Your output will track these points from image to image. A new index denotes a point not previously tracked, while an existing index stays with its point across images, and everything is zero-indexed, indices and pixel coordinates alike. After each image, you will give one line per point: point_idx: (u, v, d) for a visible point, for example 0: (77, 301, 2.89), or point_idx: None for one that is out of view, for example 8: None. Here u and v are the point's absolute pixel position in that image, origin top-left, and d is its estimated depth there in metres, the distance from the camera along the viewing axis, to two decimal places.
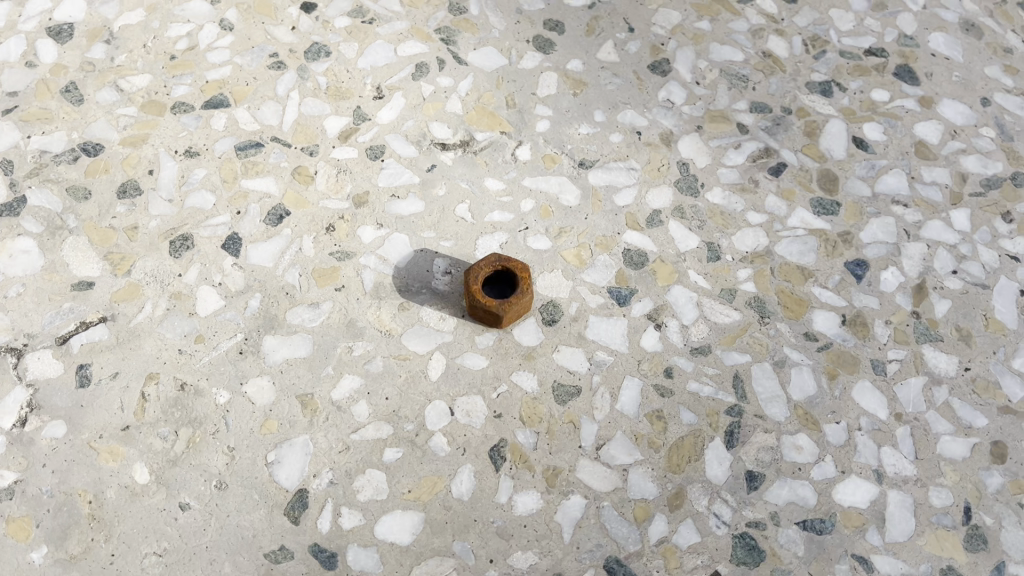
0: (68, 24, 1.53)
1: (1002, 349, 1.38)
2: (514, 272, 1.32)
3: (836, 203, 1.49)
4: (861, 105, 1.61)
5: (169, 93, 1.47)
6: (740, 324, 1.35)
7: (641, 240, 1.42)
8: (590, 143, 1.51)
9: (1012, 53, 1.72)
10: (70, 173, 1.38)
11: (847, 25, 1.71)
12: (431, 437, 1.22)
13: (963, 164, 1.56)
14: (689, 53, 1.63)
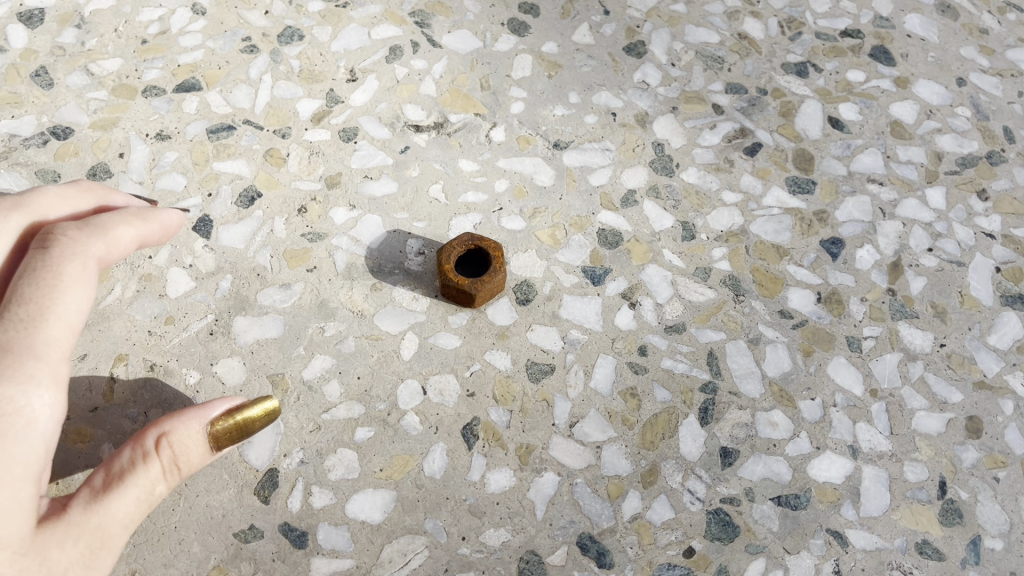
0: (39, 9, 1.52)
1: (977, 325, 1.38)
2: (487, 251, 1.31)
3: (812, 182, 1.49)
4: (837, 85, 1.61)
5: (141, 77, 1.46)
6: (714, 302, 1.35)
7: (615, 220, 1.41)
8: (565, 124, 1.50)
9: (988, 34, 1.72)
10: (39, 157, 1.37)
11: (823, 7, 1.71)
12: (404, 417, 1.21)
13: (939, 143, 1.56)
14: (665, 35, 1.63)
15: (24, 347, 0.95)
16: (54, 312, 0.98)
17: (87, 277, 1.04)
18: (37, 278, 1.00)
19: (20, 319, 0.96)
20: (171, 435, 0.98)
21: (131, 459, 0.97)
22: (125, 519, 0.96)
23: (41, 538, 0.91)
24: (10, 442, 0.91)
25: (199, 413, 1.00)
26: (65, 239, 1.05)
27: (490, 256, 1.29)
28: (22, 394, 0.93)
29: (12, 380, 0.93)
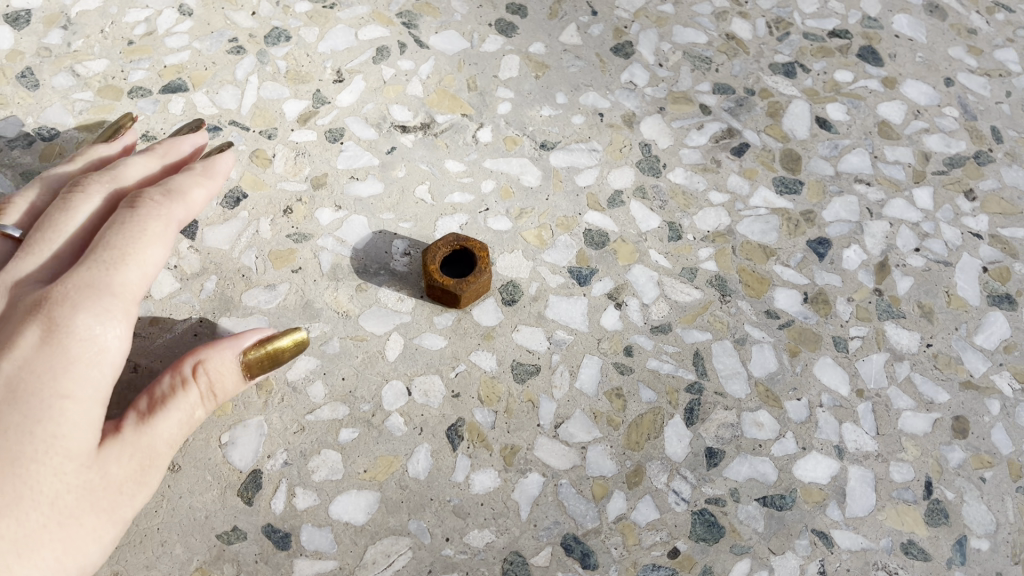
0: (26, 10, 1.52)
1: (964, 325, 1.38)
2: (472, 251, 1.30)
3: (799, 182, 1.49)
4: (825, 86, 1.61)
5: (127, 78, 1.46)
6: (701, 302, 1.35)
7: (602, 220, 1.41)
8: (552, 125, 1.50)
9: (976, 34, 1.72)
10: (24, 158, 1.37)
11: (811, 8, 1.71)
12: (388, 417, 1.21)
13: (926, 143, 1.56)
14: (652, 35, 1.63)
15: (107, 284, 1.08)
16: (134, 257, 1.12)
17: (167, 236, 1.17)
18: (127, 229, 1.13)
19: (105, 260, 1.10)
20: (207, 363, 1.07)
21: (171, 386, 1.07)
22: (169, 438, 1.06)
23: (102, 453, 1.00)
24: (81, 366, 1.02)
25: (232, 342, 1.08)
26: (151, 201, 1.18)
27: (475, 256, 1.29)
28: (96, 325, 1.05)
29: (89, 312, 1.05)
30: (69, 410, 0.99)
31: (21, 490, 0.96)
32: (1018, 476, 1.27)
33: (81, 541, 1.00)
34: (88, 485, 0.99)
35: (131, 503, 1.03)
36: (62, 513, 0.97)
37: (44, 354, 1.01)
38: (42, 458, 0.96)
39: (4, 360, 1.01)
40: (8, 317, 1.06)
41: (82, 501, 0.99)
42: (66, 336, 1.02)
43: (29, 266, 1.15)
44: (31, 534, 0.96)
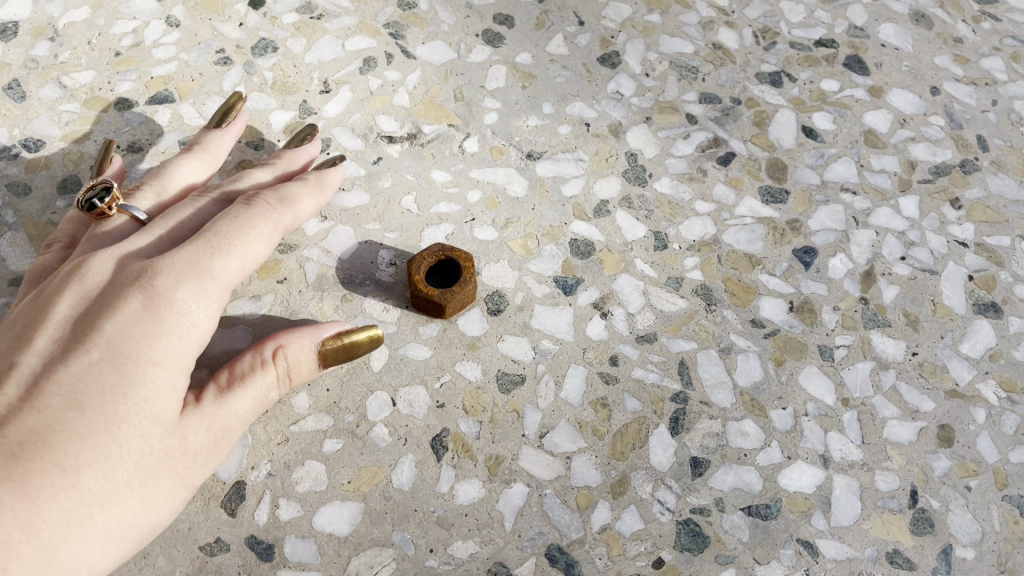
0: (13, 22, 1.53)
1: (950, 333, 1.38)
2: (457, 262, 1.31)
3: (785, 191, 1.49)
4: (811, 95, 1.61)
5: (113, 89, 1.46)
6: (686, 312, 1.35)
7: (588, 230, 1.41)
8: (538, 135, 1.50)
9: (962, 43, 1.73)
10: (10, 170, 1.37)
11: (797, 17, 1.72)
12: (372, 428, 1.21)
13: (912, 152, 1.56)
14: (639, 45, 1.63)
15: (210, 267, 1.11)
16: (237, 249, 1.15)
17: (270, 237, 1.20)
18: (236, 224, 1.17)
19: (210, 245, 1.13)
20: (287, 347, 1.10)
21: (251, 365, 1.09)
22: (243, 415, 1.08)
23: (185, 421, 1.03)
24: (175, 338, 1.05)
25: (311, 330, 1.11)
26: (265, 203, 1.22)
27: (461, 266, 1.29)
28: (193, 301, 1.08)
29: (189, 289, 1.08)
30: (160, 376, 1.02)
31: (109, 448, 0.98)
32: (1004, 484, 1.27)
33: (156, 505, 1.02)
34: (169, 449, 1.01)
35: (203, 472, 1.06)
36: (143, 473, 1.00)
37: (143, 321, 1.04)
38: (131, 418, 0.99)
39: (105, 323, 1.04)
40: (110, 284, 1.09)
41: (162, 465, 1.01)
42: (167, 308, 1.06)
43: (141, 244, 1.17)
44: (114, 490, 0.98)
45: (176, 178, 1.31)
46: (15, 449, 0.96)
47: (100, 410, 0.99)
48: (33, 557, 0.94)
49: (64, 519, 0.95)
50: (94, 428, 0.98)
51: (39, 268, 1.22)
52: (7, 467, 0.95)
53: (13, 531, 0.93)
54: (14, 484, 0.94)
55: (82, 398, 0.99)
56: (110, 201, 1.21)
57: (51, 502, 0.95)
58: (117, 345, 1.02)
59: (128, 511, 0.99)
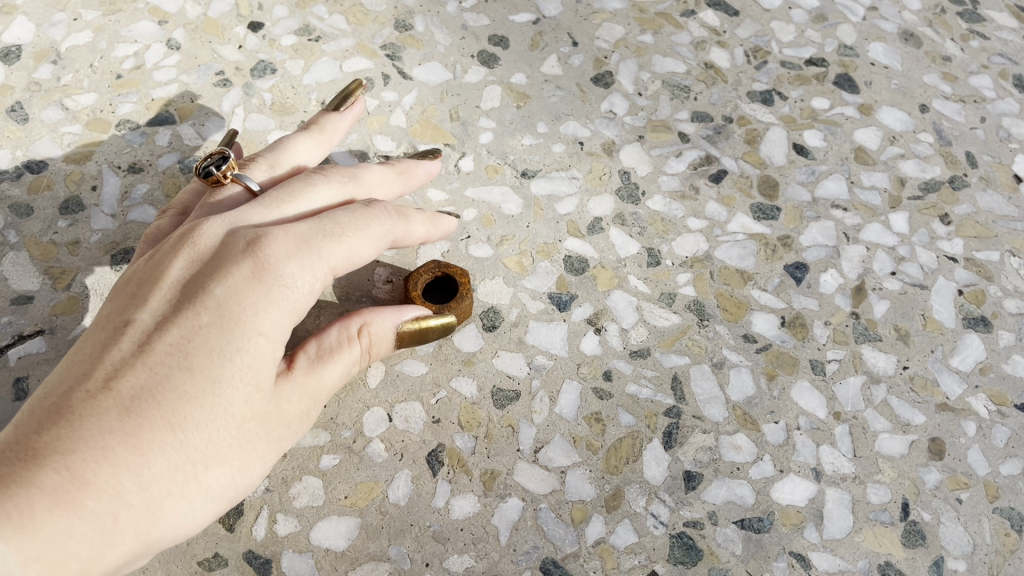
0: (16, 46, 1.56)
1: (940, 347, 1.39)
2: (454, 278, 1.33)
3: (776, 208, 1.51)
4: (802, 113, 1.63)
5: (115, 111, 1.49)
6: (679, 327, 1.37)
7: (582, 247, 1.43)
8: (533, 154, 1.53)
9: (951, 61, 1.75)
10: (13, 192, 1.40)
11: (788, 37, 1.74)
12: (369, 443, 1.23)
13: (902, 168, 1.58)
14: (632, 65, 1.66)
15: (321, 249, 1.14)
16: (348, 238, 1.17)
17: (380, 238, 1.22)
18: (352, 216, 1.19)
19: (323, 229, 1.15)
20: (371, 325, 1.15)
21: (340, 339, 1.14)
22: (331, 386, 1.13)
23: (279, 388, 1.06)
24: (281, 309, 1.07)
25: (394, 311, 1.18)
26: (384, 210, 1.24)
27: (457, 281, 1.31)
28: (300, 277, 1.10)
29: (300, 265, 1.11)
30: (263, 343, 1.04)
31: (215, 408, 1.00)
32: (995, 497, 1.28)
33: (249, 467, 1.05)
34: (267, 415, 1.04)
35: (290, 438, 1.10)
36: (243, 435, 1.02)
37: (251, 287, 1.06)
38: (235, 379, 1.01)
39: (215, 287, 1.07)
40: (220, 251, 1.12)
41: (260, 428, 1.04)
42: (276, 280, 1.08)
43: (256, 215, 1.19)
44: (215, 449, 1.00)
45: (291, 153, 1.37)
46: (127, 403, 0.97)
47: (208, 370, 1.00)
48: (141, 508, 0.95)
49: (171, 475, 0.97)
50: (202, 389, 1.00)
51: (155, 230, 1.25)
52: (119, 419, 0.96)
53: (125, 482, 0.93)
54: (127, 436, 0.95)
55: (192, 358, 1.01)
56: (225, 169, 1.27)
57: (160, 455, 0.96)
58: (227, 308, 1.04)
59: (226, 471, 1.02)
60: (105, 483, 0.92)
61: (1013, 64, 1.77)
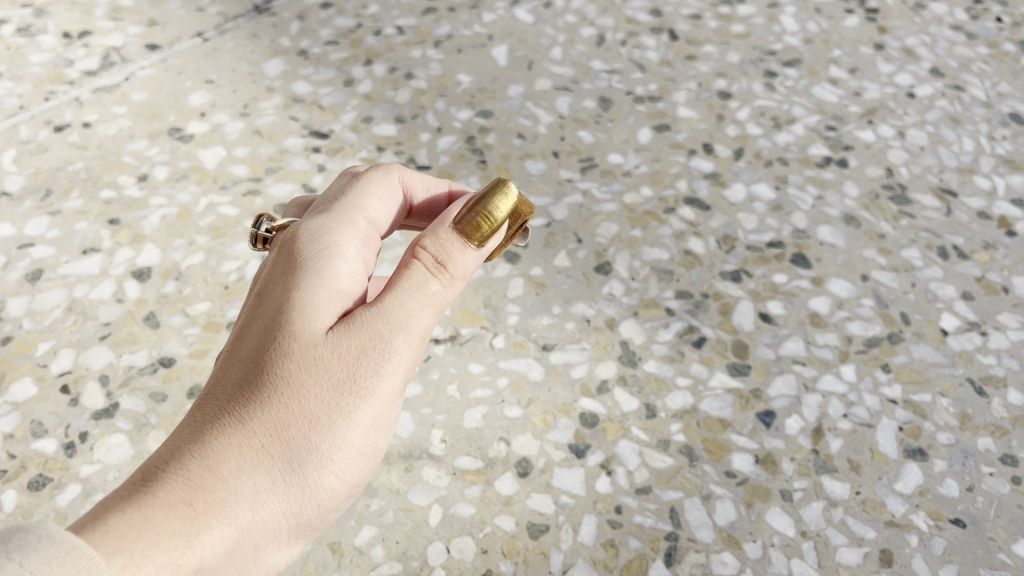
0: (147, 267, 2.00)
1: (886, 475, 1.73)
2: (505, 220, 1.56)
3: (748, 366, 1.89)
4: (765, 286, 2.03)
5: (225, 315, 1.92)
6: (673, 467, 1.72)
7: (593, 404, 1.81)
8: (551, 330, 1.93)
9: (886, 237, 2.15)
10: (151, 382, 1.80)
11: (751, 224, 2.16)
12: (433, 571, 1.58)
13: (849, 328, 1.96)
14: (626, 255, 2.08)
15: (336, 211, 1.37)
16: (353, 194, 1.40)
17: (382, 179, 1.45)
18: (350, 182, 1.44)
19: (331, 203, 1.40)
20: (422, 243, 1.26)
21: (400, 271, 1.24)
22: (403, 305, 1.21)
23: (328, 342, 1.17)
24: (315, 271, 1.24)
25: (438, 222, 1.28)
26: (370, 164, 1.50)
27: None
28: (321, 236, 1.30)
29: (318, 225, 1.32)
30: (297, 314, 1.19)
31: (265, 388, 1.14)
32: None
33: (327, 423, 1.14)
34: (319, 369, 1.15)
35: (370, 381, 1.17)
36: (300, 396, 1.14)
37: (282, 277, 1.25)
38: (280, 357, 1.16)
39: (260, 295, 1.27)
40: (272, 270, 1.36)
41: (317, 387, 1.15)
42: (300, 244, 1.28)
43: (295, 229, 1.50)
44: (277, 420, 1.13)
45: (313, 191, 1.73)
46: (195, 414, 1.14)
47: (255, 362, 1.17)
48: (214, 489, 1.06)
49: (238, 455, 1.10)
50: (252, 380, 1.15)
51: None
52: (187, 427, 1.12)
53: (190, 471, 1.06)
54: (191, 436, 1.10)
55: (243, 362, 1.18)
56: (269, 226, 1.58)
57: (221, 444, 1.10)
58: (266, 299, 1.23)
59: (298, 435, 1.13)
60: (173, 478, 1.05)
61: (937, 237, 2.16)
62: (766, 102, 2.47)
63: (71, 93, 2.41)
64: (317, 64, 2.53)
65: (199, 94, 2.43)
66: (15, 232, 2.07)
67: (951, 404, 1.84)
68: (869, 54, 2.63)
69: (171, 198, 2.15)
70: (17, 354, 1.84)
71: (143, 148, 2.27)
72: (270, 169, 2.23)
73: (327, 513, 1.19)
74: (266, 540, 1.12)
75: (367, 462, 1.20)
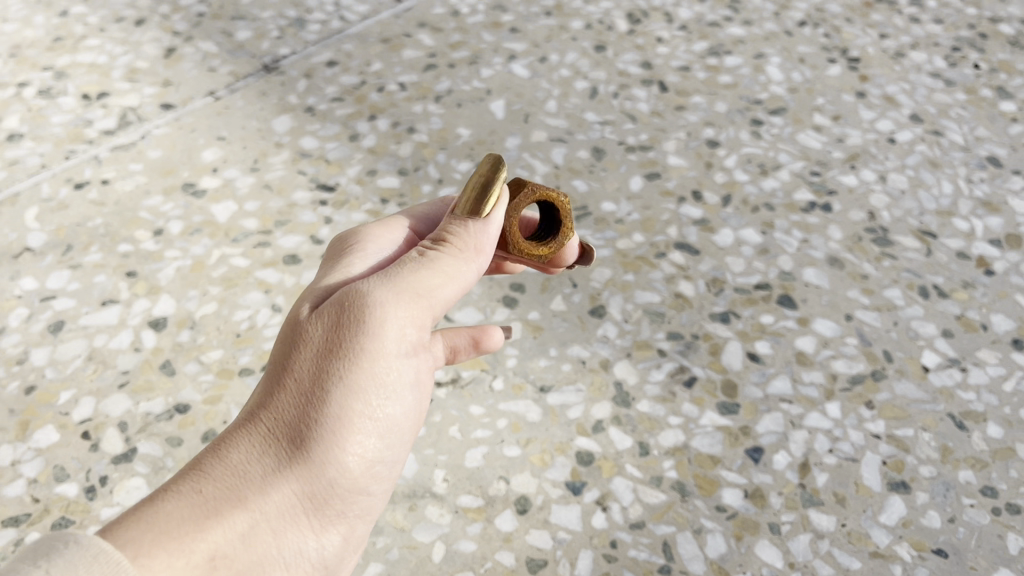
0: (163, 316, 2.11)
1: (871, 507, 1.80)
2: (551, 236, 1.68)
3: (736, 404, 1.97)
4: (753, 327, 2.12)
5: (237, 362, 2.01)
6: (665, 503, 1.80)
7: (589, 443, 1.90)
8: (548, 372, 2.02)
9: (868, 278, 2.24)
10: (167, 428, 1.89)
11: (739, 267, 2.26)
12: None
13: (834, 366, 2.05)
14: (619, 299, 2.18)
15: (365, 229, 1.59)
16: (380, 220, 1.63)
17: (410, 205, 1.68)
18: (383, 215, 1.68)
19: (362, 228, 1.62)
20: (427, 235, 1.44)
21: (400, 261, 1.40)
22: (394, 284, 1.34)
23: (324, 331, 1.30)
24: (332, 279, 1.43)
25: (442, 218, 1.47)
26: None
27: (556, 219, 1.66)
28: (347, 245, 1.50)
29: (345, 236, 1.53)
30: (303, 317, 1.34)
31: (272, 383, 1.28)
32: None
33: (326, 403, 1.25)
34: (317, 355, 1.28)
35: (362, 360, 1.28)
36: (300, 383, 1.26)
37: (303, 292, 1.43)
38: (285, 355, 1.30)
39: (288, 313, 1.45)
40: None
41: (315, 371, 1.27)
42: (329, 259, 1.49)
43: None
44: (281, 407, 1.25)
45: None
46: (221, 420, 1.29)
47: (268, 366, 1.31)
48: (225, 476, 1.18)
49: (247, 444, 1.22)
50: (264, 382, 1.30)
51: None
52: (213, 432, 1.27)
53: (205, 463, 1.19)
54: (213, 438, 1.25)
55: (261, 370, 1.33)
56: None
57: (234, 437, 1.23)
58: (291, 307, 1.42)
59: (300, 417, 1.24)
60: (191, 472, 1.18)
61: (917, 277, 2.25)
62: (752, 150, 2.58)
63: (90, 152, 2.53)
64: (323, 119, 2.66)
65: (211, 151, 2.55)
66: (37, 285, 2.18)
67: (933, 438, 1.92)
68: (851, 102, 2.75)
69: (185, 250, 2.26)
70: (40, 402, 1.94)
71: (158, 203, 2.39)
72: (279, 221, 2.34)
73: (341, 483, 1.27)
74: (282, 514, 1.21)
75: (371, 436, 1.30)
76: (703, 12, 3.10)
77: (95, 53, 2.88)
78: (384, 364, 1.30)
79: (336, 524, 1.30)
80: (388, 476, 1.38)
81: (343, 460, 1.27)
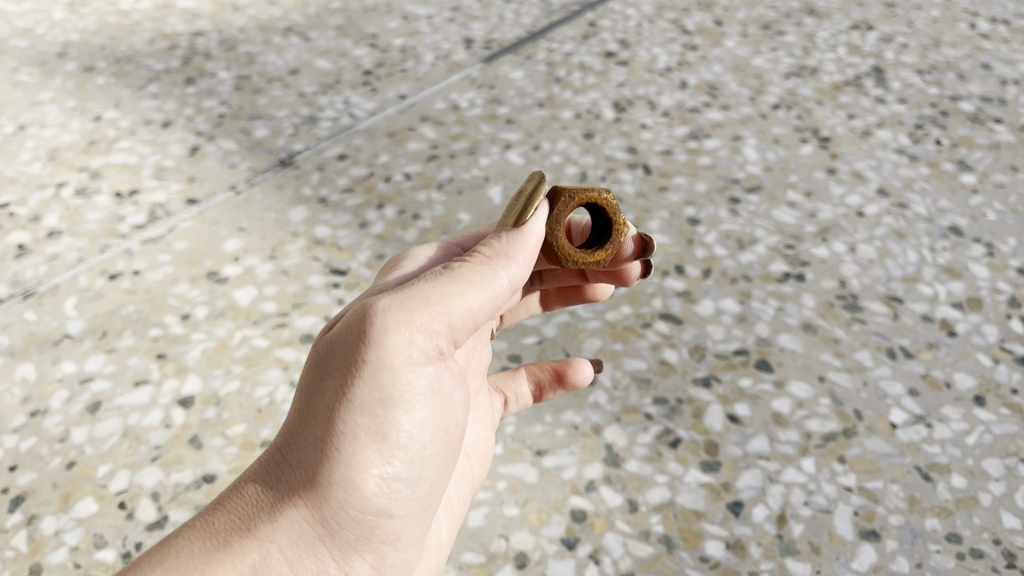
0: (191, 395, 2.30)
1: (844, 555, 1.95)
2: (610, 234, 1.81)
3: (718, 462, 2.13)
4: (733, 390, 2.29)
5: (258, 434, 2.19)
6: (653, 555, 1.95)
7: (582, 502, 2.06)
8: (544, 437, 2.21)
9: (840, 341, 2.42)
10: (196, 497, 2.06)
11: (719, 335, 2.44)
12: None
13: (808, 425, 2.21)
14: (609, 367, 2.36)
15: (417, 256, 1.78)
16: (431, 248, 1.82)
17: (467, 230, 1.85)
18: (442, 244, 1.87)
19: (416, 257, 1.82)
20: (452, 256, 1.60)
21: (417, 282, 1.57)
22: (401, 300, 1.50)
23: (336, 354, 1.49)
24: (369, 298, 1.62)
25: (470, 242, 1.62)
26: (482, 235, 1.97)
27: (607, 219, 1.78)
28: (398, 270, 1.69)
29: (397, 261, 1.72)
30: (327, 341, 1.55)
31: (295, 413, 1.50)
32: None
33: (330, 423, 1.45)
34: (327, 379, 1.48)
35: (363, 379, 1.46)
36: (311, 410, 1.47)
37: None
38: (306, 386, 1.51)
39: None
40: None
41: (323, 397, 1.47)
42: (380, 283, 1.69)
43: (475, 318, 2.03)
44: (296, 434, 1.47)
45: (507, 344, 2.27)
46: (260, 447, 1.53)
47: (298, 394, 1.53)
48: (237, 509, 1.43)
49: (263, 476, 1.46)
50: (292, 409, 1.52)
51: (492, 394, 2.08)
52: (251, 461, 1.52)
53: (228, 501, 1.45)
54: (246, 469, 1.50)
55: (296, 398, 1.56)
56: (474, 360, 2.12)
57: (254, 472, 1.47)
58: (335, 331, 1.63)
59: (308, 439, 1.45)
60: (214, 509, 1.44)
61: (886, 340, 2.43)
62: (730, 226, 2.79)
63: (123, 245, 2.77)
64: (335, 209, 2.89)
65: (232, 241, 2.78)
66: (76, 369, 2.39)
67: (901, 489, 2.07)
68: (822, 178, 2.97)
69: (210, 333, 2.47)
70: (80, 476, 2.12)
71: (185, 291, 2.61)
72: (296, 304, 2.55)
73: (349, 501, 1.48)
74: (291, 537, 1.44)
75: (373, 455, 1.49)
76: (683, 99, 3.35)
77: (126, 154, 3.15)
78: (387, 379, 1.48)
79: (352, 534, 1.51)
80: (404, 487, 1.56)
81: (350, 480, 1.47)
